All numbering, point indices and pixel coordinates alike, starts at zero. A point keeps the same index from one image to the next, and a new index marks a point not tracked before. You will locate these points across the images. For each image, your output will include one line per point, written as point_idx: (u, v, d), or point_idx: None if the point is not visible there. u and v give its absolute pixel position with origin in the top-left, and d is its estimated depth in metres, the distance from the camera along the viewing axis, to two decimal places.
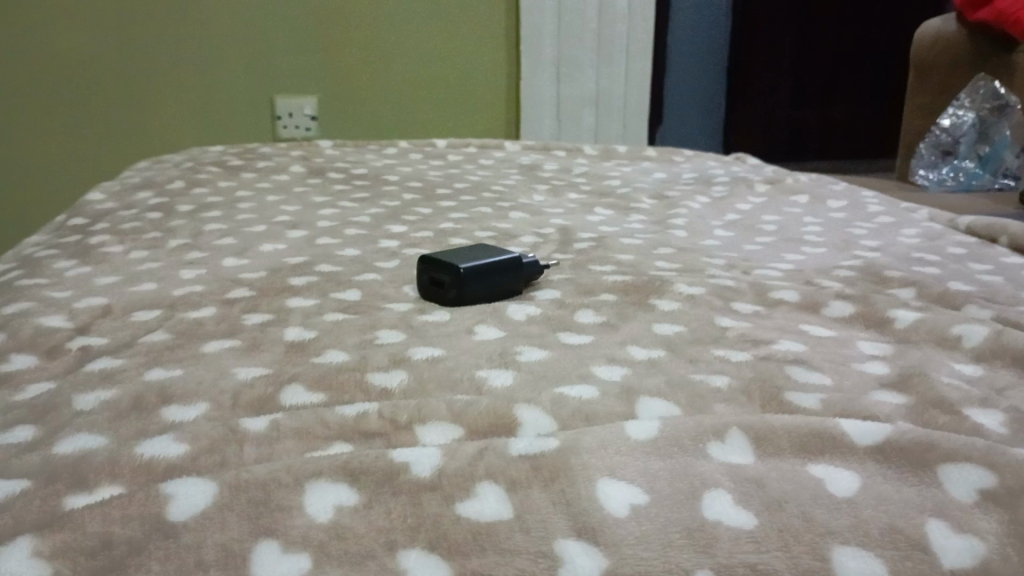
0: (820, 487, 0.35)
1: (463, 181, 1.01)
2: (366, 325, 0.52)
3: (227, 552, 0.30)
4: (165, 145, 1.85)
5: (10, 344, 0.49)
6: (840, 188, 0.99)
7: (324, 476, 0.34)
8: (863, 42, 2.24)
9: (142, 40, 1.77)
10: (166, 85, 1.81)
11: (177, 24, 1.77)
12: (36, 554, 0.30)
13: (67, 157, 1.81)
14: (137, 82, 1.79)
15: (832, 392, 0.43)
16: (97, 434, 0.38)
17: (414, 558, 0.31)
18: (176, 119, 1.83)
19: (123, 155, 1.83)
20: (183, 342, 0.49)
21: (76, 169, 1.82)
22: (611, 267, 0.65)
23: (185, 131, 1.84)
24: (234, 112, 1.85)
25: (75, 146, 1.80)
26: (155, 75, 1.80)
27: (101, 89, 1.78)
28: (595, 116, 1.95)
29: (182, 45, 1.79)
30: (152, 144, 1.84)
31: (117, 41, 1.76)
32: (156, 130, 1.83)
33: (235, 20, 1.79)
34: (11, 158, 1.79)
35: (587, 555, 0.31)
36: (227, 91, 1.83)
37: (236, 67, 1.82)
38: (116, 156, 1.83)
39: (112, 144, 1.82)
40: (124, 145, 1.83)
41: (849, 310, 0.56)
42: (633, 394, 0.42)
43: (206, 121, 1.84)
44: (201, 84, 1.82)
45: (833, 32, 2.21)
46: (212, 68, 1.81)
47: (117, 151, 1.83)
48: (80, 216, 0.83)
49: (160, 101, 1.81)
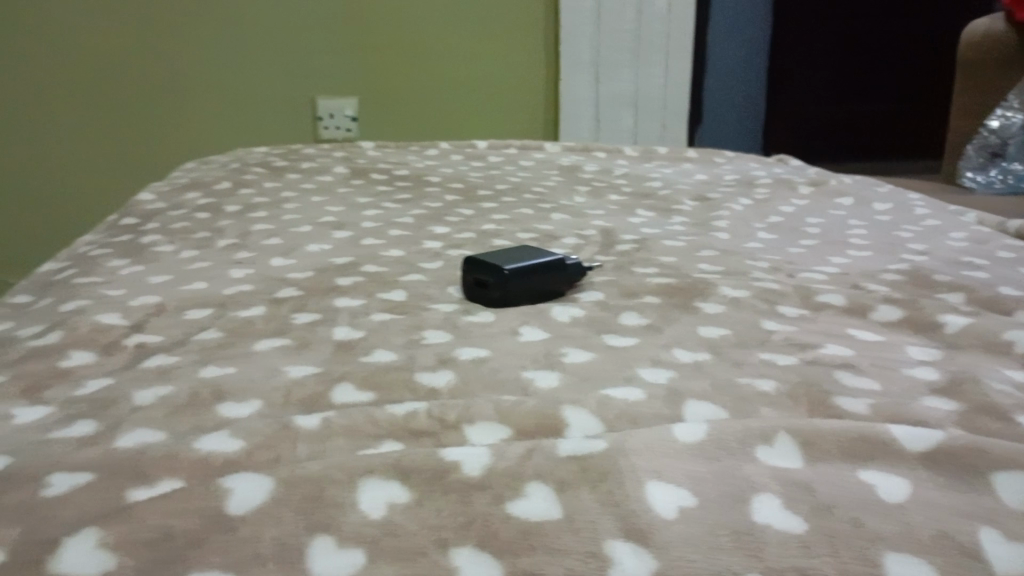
0: (871, 492, 0.35)
1: (504, 182, 1.01)
2: (412, 325, 0.52)
3: (285, 546, 0.31)
4: (199, 147, 1.87)
5: (68, 339, 0.51)
6: (885, 191, 0.98)
7: (376, 473, 0.35)
8: (889, 38, 2.17)
9: (177, 45, 1.80)
10: (201, 89, 1.84)
11: (213, 29, 1.80)
12: (102, 543, 0.31)
13: (104, 160, 1.85)
14: (172, 86, 1.83)
15: (880, 397, 0.42)
16: (155, 430, 0.39)
17: (465, 555, 0.31)
18: (210, 123, 1.86)
19: (158, 160, 1.87)
20: (234, 341, 0.50)
21: (114, 173, 1.86)
22: (654, 270, 0.65)
23: (219, 136, 1.87)
24: (270, 115, 1.87)
25: (111, 150, 1.85)
26: (191, 80, 1.83)
27: (136, 94, 1.82)
28: (634, 117, 1.95)
29: (217, 50, 1.82)
30: (188, 149, 1.87)
31: (154, 45, 1.80)
32: (190, 134, 1.86)
33: (273, 22, 1.82)
34: (50, 162, 1.84)
35: (635, 555, 0.31)
36: (263, 94, 1.86)
37: (273, 70, 1.85)
38: (152, 160, 1.86)
39: (147, 147, 1.85)
40: (157, 148, 1.86)
41: (896, 314, 0.55)
42: (679, 396, 0.42)
43: (240, 123, 1.87)
44: (235, 87, 1.85)
45: (856, 29, 2.15)
46: (247, 71, 1.84)
47: (153, 156, 1.86)
48: (131, 216, 0.85)
49: (195, 106, 1.84)
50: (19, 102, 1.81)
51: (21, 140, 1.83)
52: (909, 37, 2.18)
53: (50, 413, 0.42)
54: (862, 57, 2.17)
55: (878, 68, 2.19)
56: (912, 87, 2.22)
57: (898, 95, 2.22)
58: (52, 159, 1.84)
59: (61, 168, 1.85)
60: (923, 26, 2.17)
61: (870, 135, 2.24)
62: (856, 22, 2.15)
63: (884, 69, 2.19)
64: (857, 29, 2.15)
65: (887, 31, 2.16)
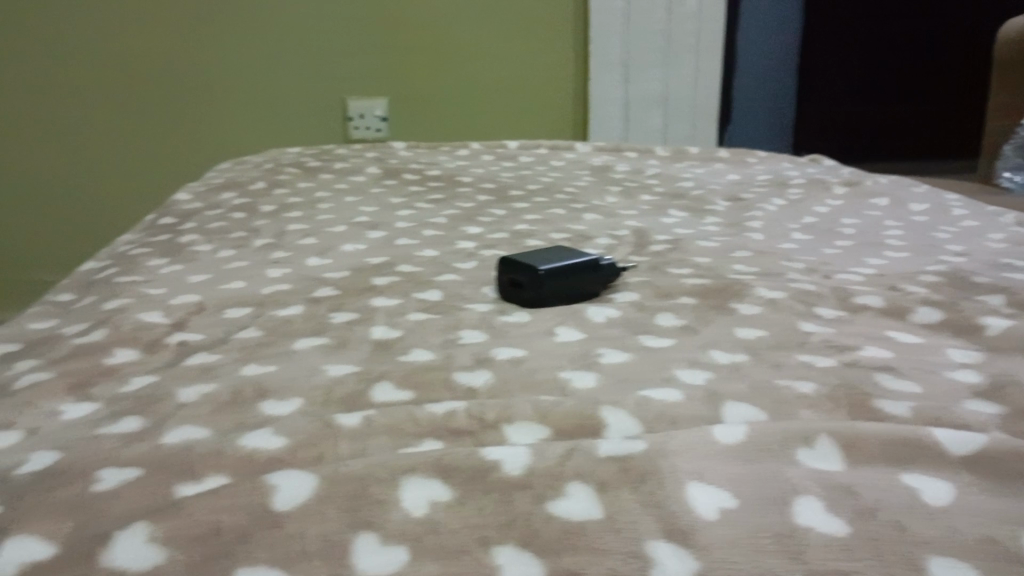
0: (913, 495, 0.35)
1: (535, 182, 1.02)
2: (449, 325, 0.53)
3: (329, 542, 0.31)
4: (217, 148, 1.89)
5: (112, 337, 0.52)
6: (921, 191, 0.97)
7: (418, 472, 0.35)
8: (898, 36, 2.15)
9: (199, 48, 1.82)
10: (223, 92, 1.85)
11: (232, 30, 1.82)
12: (152, 538, 0.31)
13: (124, 161, 1.87)
14: (194, 89, 1.85)
15: (920, 400, 0.42)
16: (200, 427, 0.40)
17: (507, 554, 0.31)
18: (232, 125, 1.88)
19: (180, 162, 1.89)
20: (274, 339, 0.51)
21: (137, 175, 1.89)
22: (689, 271, 0.65)
23: (241, 138, 1.89)
24: (293, 116, 1.89)
25: (131, 151, 1.87)
26: (214, 83, 1.85)
27: (156, 95, 1.84)
28: (663, 116, 1.94)
29: (238, 52, 1.83)
30: (209, 151, 1.89)
31: (176, 48, 1.82)
32: (211, 136, 1.88)
33: (294, 24, 1.83)
34: (70, 164, 1.86)
35: (677, 556, 0.31)
36: (287, 95, 1.87)
37: (298, 71, 1.86)
38: (174, 162, 1.89)
39: (166, 148, 1.87)
40: (177, 149, 1.88)
41: (936, 317, 0.55)
42: (718, 398, 0.42)
43: (260, 125, 1.88)
44: (255, 87, 1.86)
45: (864, 28, 2.14)
46: (269, 73, 1.86)
47: (175, 158, 1.88)
48: (168, 215, 0.86)
49: (217, 109, 1.86)
50: (42, 105, 1.83)
51: (43, 143, 1.85)
52: (919, 35, 2.15)
53: (97, 409, 0.43)
54: (871, 57, 2.15)
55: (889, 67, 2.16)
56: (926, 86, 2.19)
57: (912, 94, 2.18)
58: (74, 161, 1.86)
59: (83, 170, 1.87)
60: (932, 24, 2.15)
61: (886, 136, 2.19)
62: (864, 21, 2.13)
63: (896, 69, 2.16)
64: (865, 28, 2.13)
65: (895, 30, 2.14)
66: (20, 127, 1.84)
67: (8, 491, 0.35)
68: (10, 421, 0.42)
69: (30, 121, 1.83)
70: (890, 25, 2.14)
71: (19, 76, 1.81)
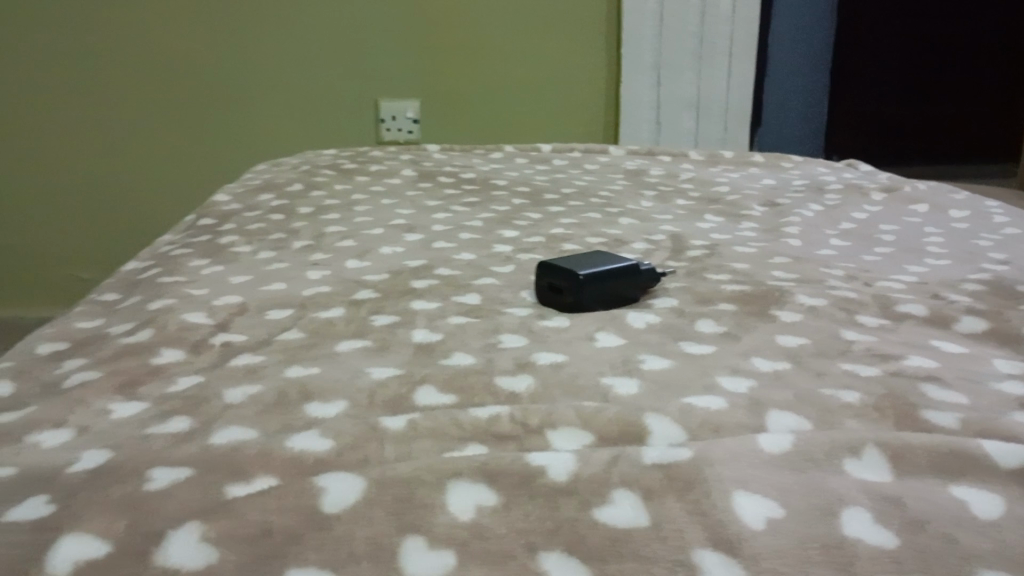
0: (962, 509, 0.34)
1: (570, 186, 1.02)
2: (489, 329, 0.53)
3: (377, 545, 0.32)
4: (236, 149, 1.91)
5: (158, 338, 0.52)
6: (961, 198, 0.96)
7: (464, 476, 0.35)
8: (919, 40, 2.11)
9: (222, 47, 1.84)
10: (245, 91, 1.87)
11: (251, 31, 1.83)
12: (204, 538, 0.32)
13: (143, 161, 1.90)
14: (216, 88, 1.86)
15: (967, 411, 0.42)
16: (248, 428, 0.40)
17: (554, 560, 0.32)
18: (253, 124, 1.89)
19: (202, 160, 1.91)
20: (317, 341, 0.51)
21: (158, 172, 1.91)
22: (728, 277, 0.64)
23: (262, 136, 1.90)
24: (316, 116, 1.90)
25: (150, 152, 1.89)
26: (236, 82, 1.86)
27: (174, 96, 1.86)
28: (695, 120, 1.93)
29: (260, 53, 1.85)
30: (231, 150, 1.91)
31: (199, 48, 1.84)
32: (233, 136, 1.90)
33: (313, 25, 1.84)
34: (90, 165, 1.89)
35: (723, 566, 0.31)
36: (311, 96, 1.89)
37: (319, 72, 1.87)
38: (195, 160, 1.91)
39: (186, 148, 1.90)
40: (196, 149, 1.90)
41: (981, 327, 0.54)
42: (762, 406, 0.42)
43: (278, 125, 1.90)
44: (274, 88, 1.88)
45: (881, 32, 2.11)
46: (290, 73, 1.87)
47: (197, 156, 1.90)
48: (208, 216, 0.87)
49: (235, 109, 1.88)
50: (66, 104, 1.85)
51: (67, 141, 1.87)
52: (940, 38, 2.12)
53: (146, 409, 0.43)
54: (891, 60, 2.12)
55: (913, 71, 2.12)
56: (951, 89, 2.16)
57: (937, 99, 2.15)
58: (98, 160, 1.89)
59: (107, 168, 1.90)
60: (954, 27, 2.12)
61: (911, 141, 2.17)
62: (881, 24, 2.10)
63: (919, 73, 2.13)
64: (881, 32, 2.11)
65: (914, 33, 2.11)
66: (44, 125, 1.86)
67: (63, 489, 0.35)
68: (62, 419, 0.43)
69: (55, 119, 1.86)
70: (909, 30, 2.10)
71: (44, 75, 1.83)
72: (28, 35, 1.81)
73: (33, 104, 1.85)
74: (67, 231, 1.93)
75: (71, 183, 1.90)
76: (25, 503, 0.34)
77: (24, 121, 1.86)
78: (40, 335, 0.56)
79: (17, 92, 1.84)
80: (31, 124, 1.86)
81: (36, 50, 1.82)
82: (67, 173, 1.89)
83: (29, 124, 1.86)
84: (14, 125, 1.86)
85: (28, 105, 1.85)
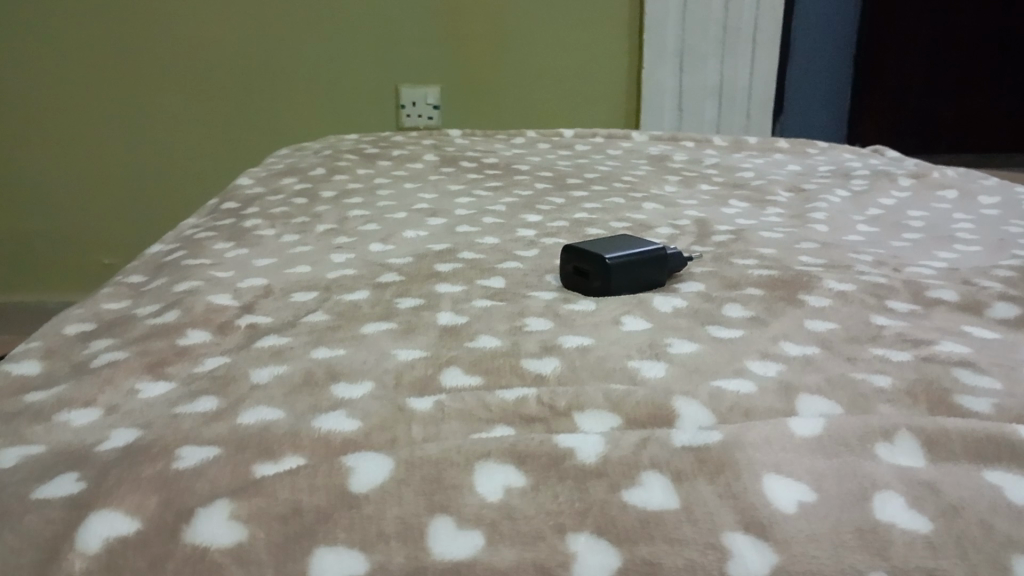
0: (999, 494, 0.34)
1: (593, 171, 1.01)
2: (514, 312, 0.53)
3: (406, 526, 0.32)
4: (248, 142, 1.92)
5: (185, 319, 0.53)
6: (991, 184, 0.94)
7: (493, 457, 0.35)
8: (944, 32, 2.10)
9: (238, 38, 1.84)
10: (261, 81, 1.87)
11: (260, 21, 1.83)
12: (234, 517, 0.32)
13: (154, 152, 1.91)
14: (233, 79, 1.87)
15: (1004, 397, 0.41)
16: (275, 408, 0.40)
17: (583, 541, 0.31)
18: (270, 113, 1.90)
19: (218, 148, 1.92)
20: (343, 323, 0.51)
21: (170, 161, 1.92)
22: (754, 262, 0.64)
23: (278, 125, 1.91)
24: (333, 105, 1.90)
25: (162, 143, 1.90)
26: (254, 72, 1.87)
27: (183, 87, 1.87)
28: (718, 106, 1.91)
29: (276, 43, 1.85)
30: (244, 139, 1.92)
31: (212, 36, 1.84)
32: (249, 125, 1.91)
33: (323, 15, 1.84)
34: (99, 155, 1.90)
35: (755, 549, 0.31)
36: (329, 84, 1.89)
37: (331, 61, 1.87)
38: (211, 149, 1.92)
39: (194, 140, 1.91)
40: (204, 140, 1.91)
41: (1015, 313, 0.53)
42: (792, 390, 0.41)
43: (288, 118, 1.91)
44: (283, 79, 1.88)
45: (907, 25, 2.11)
46: (307, 64, 1.87)
47: (213, 144, 1.91)
48: (231, 200, 0.88)
49: (245, 101, 1.89)
50: (83, 93, 1.86)
51: (85, 131, 1.88)
52: (969, 31, 2.11)
53: (174, 389, 0.44)
54: (915, 53, 2.12)
55: (937, 62, 2.13)
56: (975, 80, 2.15)
57: (963, 91, 2.16)
58: (114, 148, 1.90)
59: (124, 157, 1.91)
60: (977, 20, 2.10)
61: (942, 131, 2.19)
62: (906, 20, 2.10)
63: (944, 65, 2.13)
64: (907, 26, 2.10)
65: (941, 25, 2.10)
66: (55, 111, 1.87)
67: (94, 467, 0.35)
68: (92, 399, 0.43)
69: (73, 109, 1.87)
70: (936, 23, 2.09)
71: (58, 64, 1.84)
72: (45, 25, 1.81)
73: (48, 91, 1.85)
74: (81, 217, 1.95)
75: (80, 172, 1.91)
76: (56, 481, 0.35)
77: (40, 108, 1.86)
78: (67, 316, 0.56)
79: (29, 78, 1.84)
80: (49, 113, 1.87)
81: (49, 38, 1.82)
82: (84, 161, 1.90)
83: (46, 115, 1.87)
84: (29, 113, 1.87)
85: (36, 93, 1.85)
